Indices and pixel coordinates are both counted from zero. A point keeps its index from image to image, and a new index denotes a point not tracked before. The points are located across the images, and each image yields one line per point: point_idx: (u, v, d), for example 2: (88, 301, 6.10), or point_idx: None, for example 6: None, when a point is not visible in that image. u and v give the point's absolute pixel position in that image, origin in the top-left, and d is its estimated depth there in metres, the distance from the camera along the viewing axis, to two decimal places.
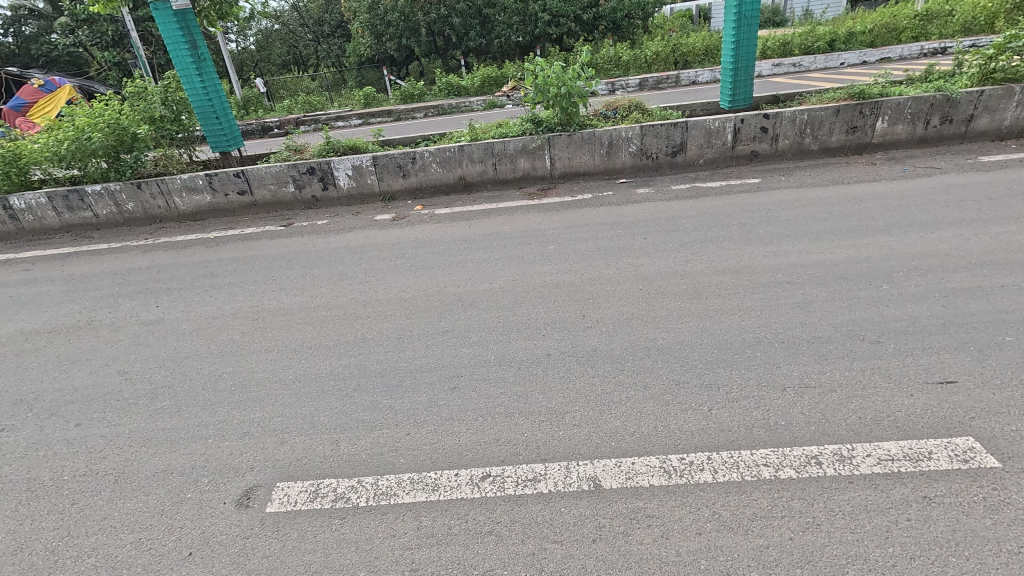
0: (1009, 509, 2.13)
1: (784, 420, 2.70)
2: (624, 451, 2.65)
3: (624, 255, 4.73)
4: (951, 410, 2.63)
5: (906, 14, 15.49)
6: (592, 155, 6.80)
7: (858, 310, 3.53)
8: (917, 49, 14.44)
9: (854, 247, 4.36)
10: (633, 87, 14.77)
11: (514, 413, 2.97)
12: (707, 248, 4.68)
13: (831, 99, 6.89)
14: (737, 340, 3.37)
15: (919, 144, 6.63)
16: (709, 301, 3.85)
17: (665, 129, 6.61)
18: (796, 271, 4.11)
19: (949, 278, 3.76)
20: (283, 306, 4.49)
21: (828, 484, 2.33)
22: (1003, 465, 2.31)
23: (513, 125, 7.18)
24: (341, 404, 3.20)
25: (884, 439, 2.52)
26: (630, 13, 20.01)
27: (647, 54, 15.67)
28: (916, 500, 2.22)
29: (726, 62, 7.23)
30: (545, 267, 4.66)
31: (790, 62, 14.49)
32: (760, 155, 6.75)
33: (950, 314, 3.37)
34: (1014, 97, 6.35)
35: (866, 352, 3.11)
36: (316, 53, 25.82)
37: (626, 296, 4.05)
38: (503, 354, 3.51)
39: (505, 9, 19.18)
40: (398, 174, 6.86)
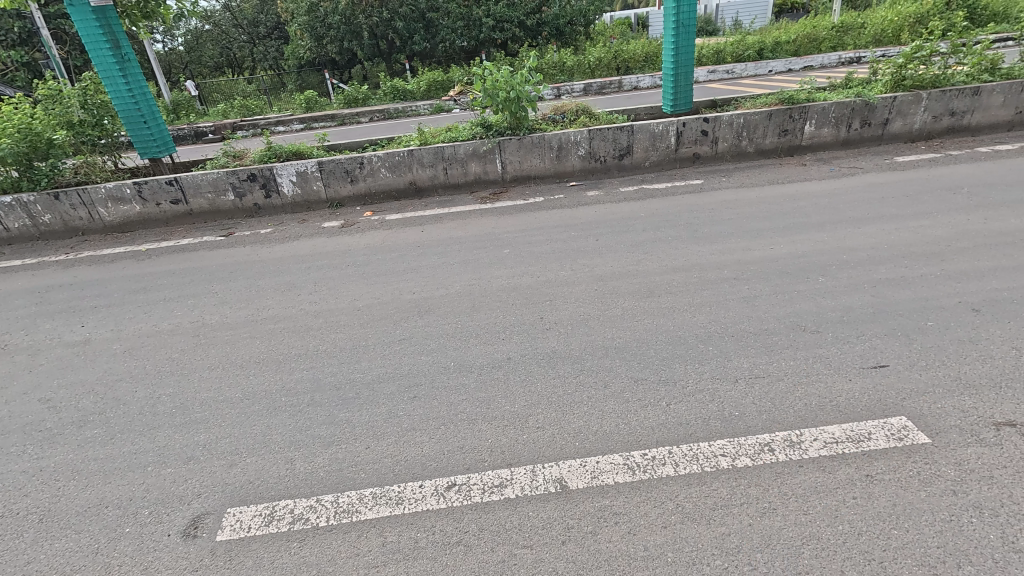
0: (940, 481, 2.30)
1: (738, 410, 2.81)
2: (588, 450, 2.67)
3: (578, 256, 4.80)
4: (886, 391, 2.83)
5: (824, 25, 16.67)
6: (542, 159, 6.87)
7: (799, 303, 3.72)
8: (836, 58, 15.57)
9: (792, 244, 4.61)
10: (579, 90, 15.06)
11: (476, 419, 2.94)
12: (657, 248, 4.82)
13: (764, 104, 7.29)
14: (690, 335, 3.49)
15: (843, 145, 7.12)
16: (662, 299, 3.96)
17: (612, 133, 6.78)
18: (740, 267, 4.30)
19: (877, 270, 4.04)
20: (227, 320, 4.24)
21: (781, 469, 2.44)
22: (933, 441, 2.50)
23: (463, 129, 7.15)
24: (295, 421, 3.05)
25: (828, 423, 2.67)
26: (572, 20, 20.43)
27: (590, 60, 16.04)
28: (860, 478, 2.36)
29: (666, 69, 7.50)
30: (501, 271, 4.65)
31: (724, 69, 15.27)
32: (701, 157, 7.04)
33: (879, 302, 3.63)
34: (923, 102, 6.93)
35: (808, 342, 3.29)
36: (252, 55, 24.75)
37: (582, 297, 4.10)
38: (463, 359, 3.47)
39: (449, 13, 19.07)
40: (345, 179, 6.66)
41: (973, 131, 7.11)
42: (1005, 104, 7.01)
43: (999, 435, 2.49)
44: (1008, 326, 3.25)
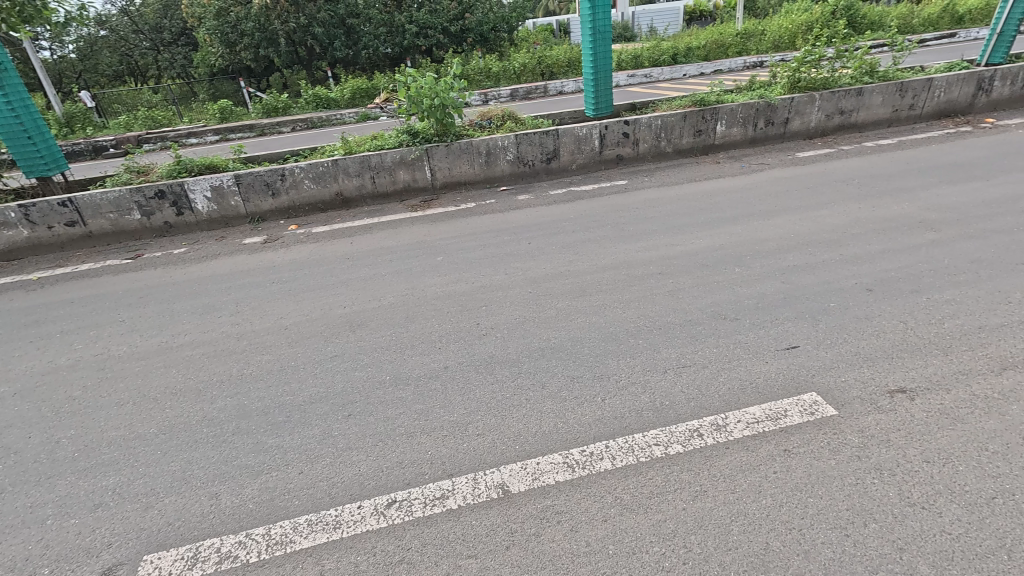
0: (846, 448, 2.51)
1: (668, 400, 2.93)
2: (528, 452, 2.69)
3: (511, 260, 4.84)
4: (798, 370, 3.05)
5: (730, 32, 17.86)
6: (471, 165, 6.87)
7: (719, 293, 3.95)
8: (741, 62, 16.74)
9: (711, 237, 4.89)
10: (505, 96, 15.21)
11: (415, 432, 2.88)
12: (587, 248, 4.95)
13: (679, 106, 7.70)
14: (621, 331, 3.61)
15: (751, 143, 7.65)
16: (593, 297, 4.07)
17: (539, 137, 6.91)
18: (664, 262, 4.50)
19: (786, 258, 4.37)
20: (138, 350, 3.92)
21: (709, 452, 2.57)
22: (840, 412, 2.73)
23: (389, 137, 7.02)
24: (219, 452, 2.86)
25: (749, 404, 2.84)
26: (496, 27, 20.62)
27: (515, 66, 16.28)
28: (779, 453, 2.53)
29: (586, 74, 7.74)
30: (435, 279, 4.60)
31: (642, 73, 15.97)
32: (624, 158, 7.32)
33: (788, 288, 3.92)
34: (816, 102, 7.59)
35: (728, 329, 3.50)
36: (157, 62, 23.08)
37: (517, 300, 4.14)
38: (399, 372, 3.39)
39: (370, 19, 18.69)
40: (266, 193, 6.35)
41: (859, 128, 7.86)
42: (884, 103, 7.80)
43: (893, 401, 2.76)
44: (896, 302, 3.61)
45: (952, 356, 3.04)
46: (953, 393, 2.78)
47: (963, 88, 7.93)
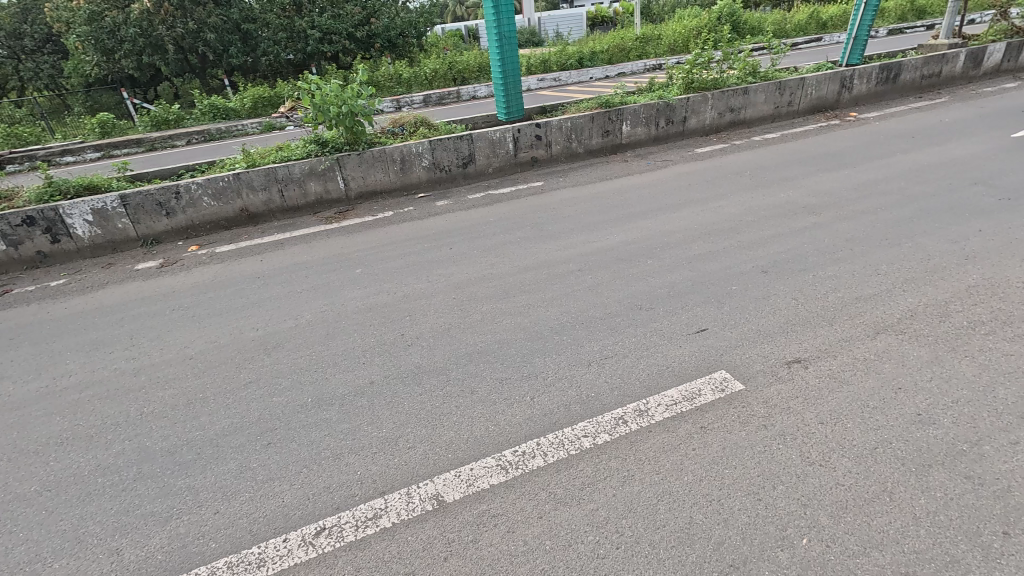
0: (754, 419, 2.72)
1: (593, 391, 3.03)
2: (462, 459, 2.67)
3: (433, 267, 4.79)
4: (708, 351, 3.27)
5: (630, 37, 18.84)
6: (386, 173, 6.71)
7: (635, 285, 4.14)
8: (642, 65, 17.69)
9: (624, 233, 5.12)
10: (419, 102, 15.07)
11: (343, 453, 2.77)
12: (508, 250, 5.01)
13: (586, 108, 8.00)
14: (545, 329, 3.68)
15: (655, 141, 8.11)
16: (517, 298, 4.13)
17: (453, 143, 6.89)
18: (582, 259, 4.65)
19: (692, 248, 4.67)
20: (12, 399, 3.44)
21: (634, 438, 2.69)
22: (746, 386, 2.96)
23: (295, 148, 6.70)
24: (119, 503, 2.58)
25: (668, 388, 3.00)
26: (404, 32, 20.20)
27: (426, 72, 16.14)
28: (696, 431, 2.69)
29: (495, 78, 7.82)
30: (355, 292, 4.45)
31: (551, 77, 16.38)
32: (539, 160, 7.50)
33: (695, 275, 4.19)
34: (709, 101, 8.19)
35: (644, 318, 3.68)
36: (18, 72, 20.53)
37: (441, 307, 4.10)
38: (322, 393, 3.24)
39: (268, 24, 17.66)
40: (159, 213, 5.82)
41: (747, 124, 8.58)
42: (767, 101, 8.57)
43: (790, 370, 3.04)
44: (787, 281, 3.98)
45: (836, 325, 3.40)
46: (838, 359, 3.10)
47: (830, 86, 8.89)
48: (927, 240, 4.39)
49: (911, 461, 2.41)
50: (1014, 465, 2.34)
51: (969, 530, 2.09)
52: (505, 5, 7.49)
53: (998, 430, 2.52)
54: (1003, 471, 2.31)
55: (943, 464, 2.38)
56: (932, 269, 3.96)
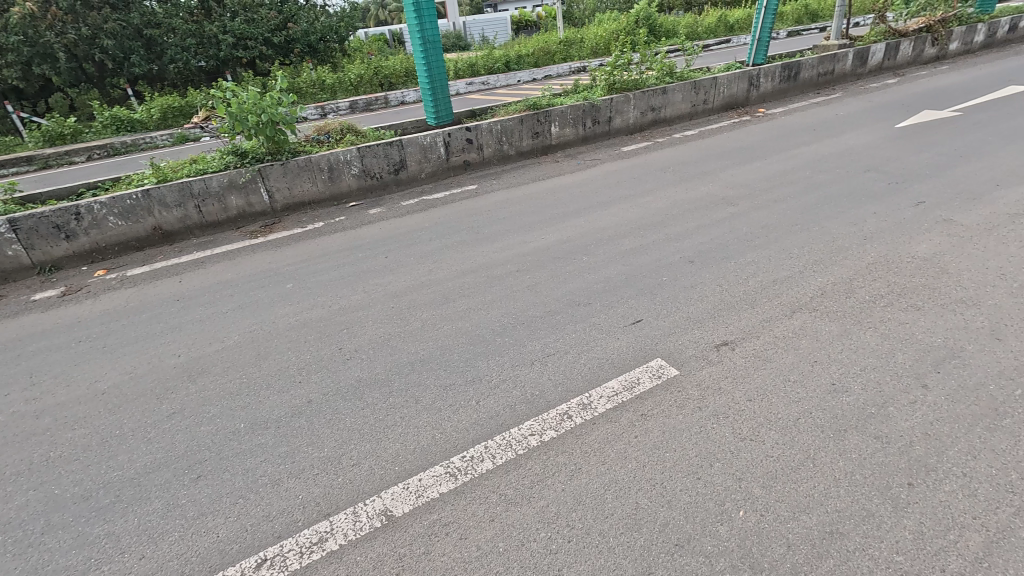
0: (690, 402, 2.86)
1: (538, 390, 3.06)
2: (410, 471, 2.61)
3: (369, 277, 4.67)
4: (645, 341, 3.40)
5: (554, 40, 19.25)
6: (313, 183, 6.47)
7: (572, 281, 4.24)
8: (567, 68, 18.13)
9: (559, 231, 5.23)
10: (345, 109, 14.63)
11: (283, 477, 2.63)
12: (445, 255, 4.97)
13: (515, 110, 8.10)
14: (487, 332, 3.68)
15: (583, 141, 8.34)
16: (457, 303, 4.10)
17: (382, 149, 6.75)
18: (520, 260, 4.70)
19: (625, 242, 4.83)
20: None
21: (580, 431, 2.74)
22: (681, 371, 3.10)
23: (211, 160, 6.32)
24: (25, 562, 2.31)
25: (608, 379, 3.09)
26: (324, 37, 19.62)
27: (351, 77, 15.70)
28: (637, 419, 2.79)
29: (422, 83, 7.74)
30: (286, 308, 4.25)
31: (480, 81, 16.41)
32: (471, 163, 7.50)
33: (628, 269, 4.34)
34: (631, 101, 8.52)
35: (583, 314, 3.77)
36: None
37: (380, 317, 4.00)
38: (256, 417, 3.07)
39: (174, 30, 16.61)
40: (56, 236, 5.28)
41: (668, 122, 9.00)
42: (684, 100, 9.03)
43: (719, 353, 3.22)
44: (713, 269, 4.21)
45: (757, 308, 3.64)
46: (761, 338, 3.32)
47: (739, 85, 9.50)
48: (831, 224, 4.79)
49: (828, 427, 2.62)
50: (914, 422, 2.60)
51: (881, 485, 2.30)
52: (426, 10, 7.47)
53: (899, 392, 2.79)
54: (906, 429, 2.56)
55: (855, 427, 2.60)
56: (837, 250, 4.32)
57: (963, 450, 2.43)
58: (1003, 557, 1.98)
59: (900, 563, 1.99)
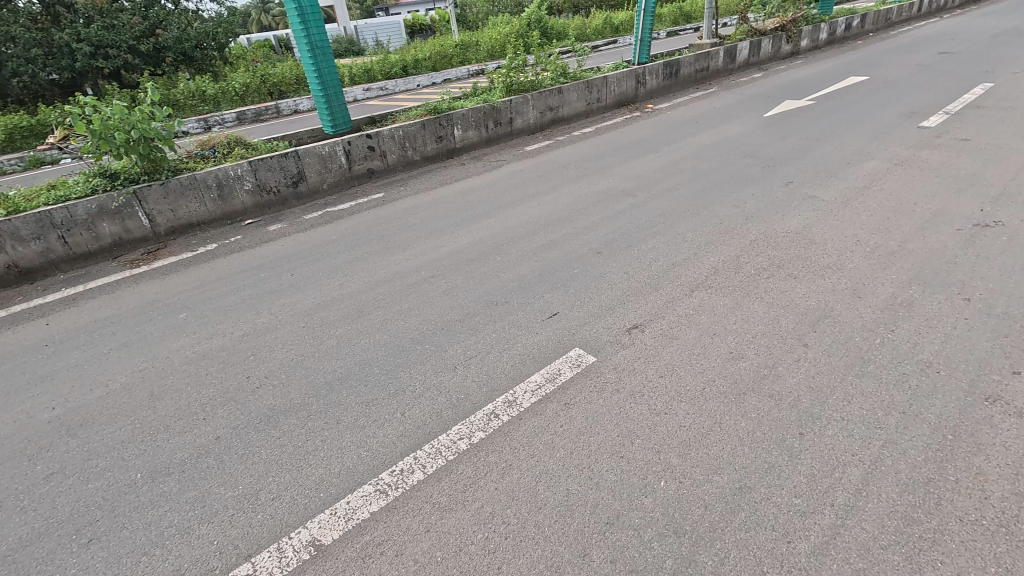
0: (608, 386, 3.00)
1: (462, 393, 3.06)
2: (337, 495, 2.50)
3: (274, 297, 4.39)
4: (563, 333, 3.50)
5: (450, 43, 19.23)
6: (201, 202, 5.96)
7: (487, 282, 4.27)
8: (466, 71, 18.33)
9: (471, 234, 5.24)
10: (231, 120, 13.66)
11: (195, 524, 2.41)
12: (356, 267, 4.79)
13: (415, 115, 8.00)
14: (407, 341, 3.61)
15: (487, 143, 8.42)
16: (372, 315, 3.98)
17: (277, 161, 6.38)
18: (434, 265, 4.66)
19: (536, 240, 4.95)
20: None
21: (507, 429, 2.78)
22: (598, 357, 3.24)
23: (74, 184, 5.62)
24: None
25: (531, 374, 3.15)
26: (200, 44, 18.14)
27: (235, 86, 14.63)
28: (561, 408, 2.87)
29: (315, 90, 7.41)
30: (182, 340, 3.89)
31: (377, 86, 16.02)
32: (375, 171, 7.31)
33: (541, 265, 4.45)
34: (530, 102, 8.74)
35: (502, 313, 3.81)
36: None
37: (290, 339, 3.79)
38: (155, 463, 2.78)
39: (15, 39, 14.57)
40: None
41: (566, 120, 9.35)
42: (579, 98, 9.42)
43: (631, 336, 3.40)
44: (619, 258, 4.44)
45: (660, 290, 3.89)
46: (666, 318, 3.56)
47: (628, 83, 10.09)
48: (718, 207, 5.24)
49: (730, 392, 2.87)
50: (799, 378, 2.92)
51: (778, 438, 2.55)
52: (311, 15, 7.18)
53: (785, 352, 3.13)
54: (793, 385, 2.87)
55: (753, 389, 2.87)
56: (725, 231, 4.73)
57: (840, 397, 2.77)
58: (877, 485, 2.29)
59: (799, 505, 2.23)
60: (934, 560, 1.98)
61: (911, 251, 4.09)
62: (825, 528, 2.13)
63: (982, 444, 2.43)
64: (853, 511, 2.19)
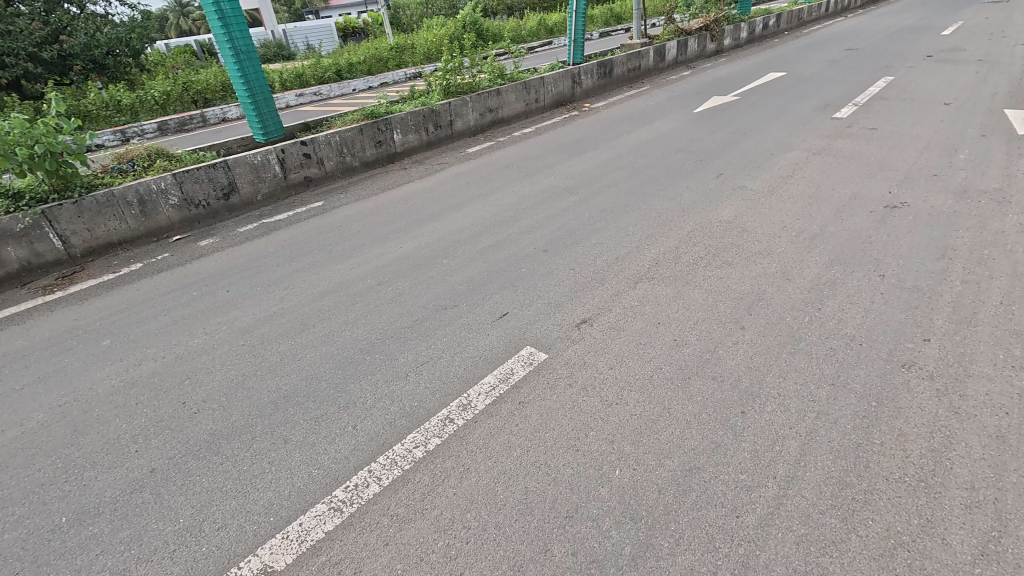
0: (560, 381, 3.04)
1: (415, 400, 3.01)
2: (289, 516, 2.40)
3: (210, 316, 4.16)
4: (514, 333, 3.52)
5: (385, 47, 18.96)
6: (121, 219, 5.57)
7: (436, 286, 4.23)
8: (403, 74, 18.07)
9: (416, 238, 5.17)
10: (151, 131, 12.83)
11: (133, 565, 2.25)
12: (297, 279, 4.62)
13: (352, 120, 7.80)
14: (355, 352, 3.51)
15: (428, 146, 8.34)
16: (317, 328, 3.85)
17: (205, 173, 6.05)
18: (379, 273, 4.56)
19: (482, 241, 4.94)
20: None
21: (463, 432, 2.76)
22: (549, 354, 3.28)
23: None
24: None
25: (484, 376, 3.14)
26: (112, 50, 16.89)
27: (154, 95, 13.75)
28: (516, 408, 2.88)
29: (242, 97, 7.08)
30: (107, 369, 3.62)
31: (311, 92, 15.40)
32: (312, 179, 7.07)
33: (489, 266, 4.45)
34: (469, 104, 8.73)
35: (451, 317, 3.78)
36: None
37: (230, 358, 3.60)
38: (84, 503, 2.57)
39: None
40: None
41: (506, 121, 9.40)
42: (518, 99, 9.50)
43: (580, 331, 3.46)
44: (565, 255, 4.51)
45: (606, 284, 3.98)
46: (613, 311, 3.64)
47: (564, 83, 10.27)
48: (656, 201, 5.42)
49: (677, 377, 2.98)
50: (739, 359, 3.07)
51: (722, 418, 2.67)
52: (234, 19, 6.84)
53: (725, 336, 3.28)
54: (733, 366, 3.01)
55: (697, 373, 3.00)
56: (664, 223, 4.91)
57: (776, 374, 2.93)
58: (813, 453, 2.44)
59: (745, 480, 2.34)
60: (866, 519, 2.14)
61: (832, 234, 4.39)
62: (770, 500, 2.25)
63: (902, 407, 2.64)
64: (793, 480, 2.32)
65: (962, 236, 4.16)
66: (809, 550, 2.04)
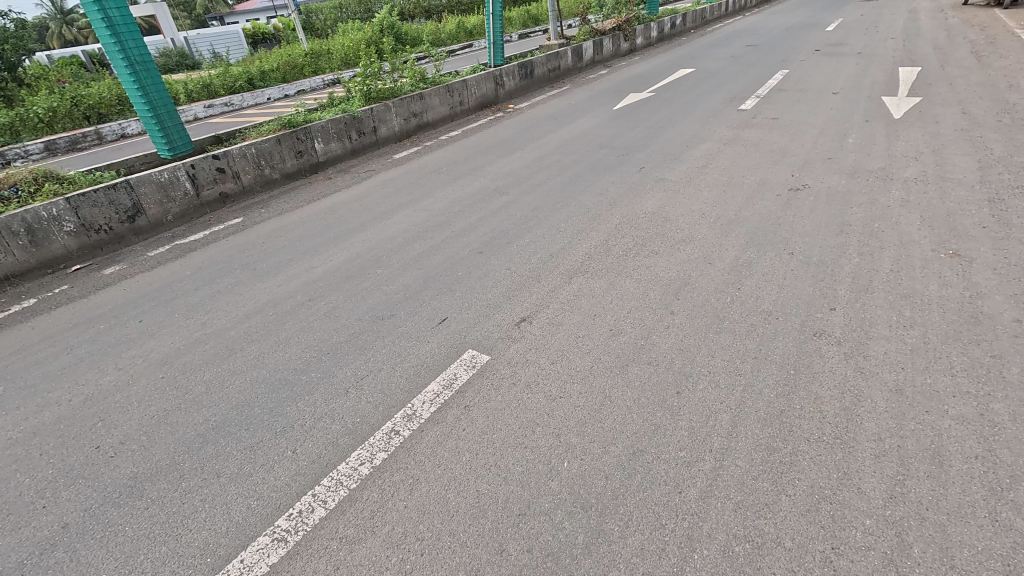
0: (504, 381, 3.05)
1: (358, 416, 2.92)
2: (229, 554, 2.26)
3: (122, 350, 3.82)
4: (455, 337, 3.50)
5: (299, 52, 18.23)
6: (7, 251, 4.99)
7: (371, 297, 4.11)
8: (320, 81, 17.48)
9: (346, 250, 5.01)
10: (37, 152, 11.59)
11: None
12: (220, 301, 4.34)
13: (268, 131, 7.43)
14: (290, 373, 3.35)
15: (352, 154, 8.10)
16: (245, 351, 3.64)
17: (104, 194, 5.56)
18: (309, 288, 4.38)
19: (416, 247, 4.87)
20: None
21: (410, 443, 2.71)
22: (491, 355, 3.29)
23: None
24: None
25: (427, 384, 3.10)
26: None
27: (37, 112, 12.43)
28: (462, 412, 2.87)
29: (142, 111, 6.55)
30: (3, 420, 3.23)
31: (220, 102, 14.54)
32: (228, 194, 6.68)
33: (424, 272, 4.39)
34: (392, 109, 8.57)
35: (389, 327, 3.70)
36: None
37: (149, 393, 3.33)
38: None
39: None
40: None
41: (431, 125, 9.32)
42: (441, 102, 9.43)
43: (520, 330, 3.50)
44: (500, 255, 4.53)
45: (542, 281, 4.05)
46: (551, 307, 3.71)
47: (487, 85, 10.32)
48: (584, 197, 5.58)
49: (616, 366, 3.08)
50: (671, 343, 3.22)
51: (660, 400, 2.80)
52: (125, 27, 6.30)
53: (657, 321, 3.43)
54: (666, 350, 3.16)
55: (633, 359, 3.11)
56: (593, 217, 5.06)
57: (705, 353, 3.10)
58: (743, 424, 2.60)
59: (684, 457, 2.46)
60: (793, 479, 2.31)
61: (746, 218, 4.70)
62: (707, 472, 2.38)
63: (816, 372, 2.88)
64: (727, 451, 2.47)
65: (855, 213, 4.58)
66: (746, 515, 2.17)
